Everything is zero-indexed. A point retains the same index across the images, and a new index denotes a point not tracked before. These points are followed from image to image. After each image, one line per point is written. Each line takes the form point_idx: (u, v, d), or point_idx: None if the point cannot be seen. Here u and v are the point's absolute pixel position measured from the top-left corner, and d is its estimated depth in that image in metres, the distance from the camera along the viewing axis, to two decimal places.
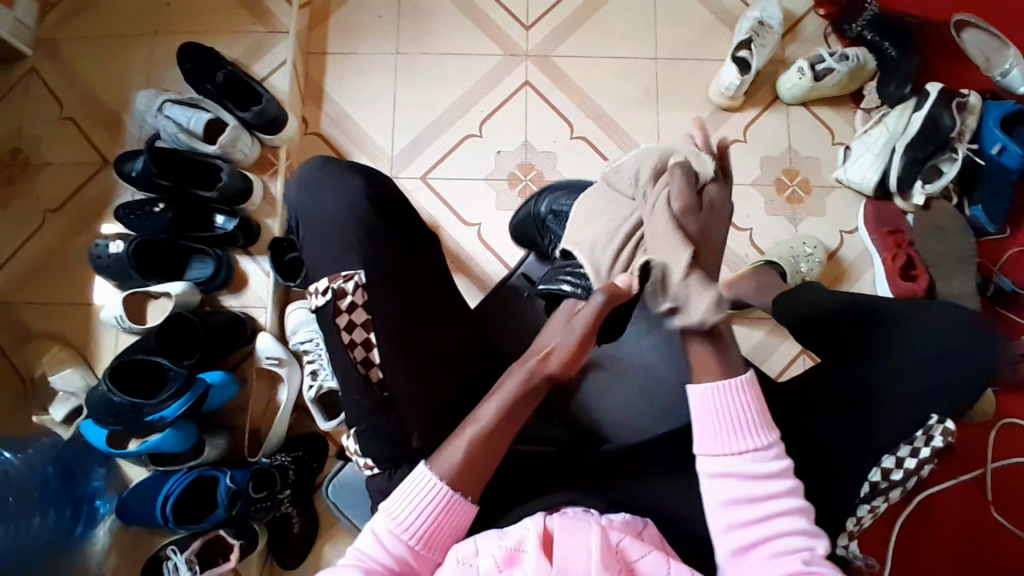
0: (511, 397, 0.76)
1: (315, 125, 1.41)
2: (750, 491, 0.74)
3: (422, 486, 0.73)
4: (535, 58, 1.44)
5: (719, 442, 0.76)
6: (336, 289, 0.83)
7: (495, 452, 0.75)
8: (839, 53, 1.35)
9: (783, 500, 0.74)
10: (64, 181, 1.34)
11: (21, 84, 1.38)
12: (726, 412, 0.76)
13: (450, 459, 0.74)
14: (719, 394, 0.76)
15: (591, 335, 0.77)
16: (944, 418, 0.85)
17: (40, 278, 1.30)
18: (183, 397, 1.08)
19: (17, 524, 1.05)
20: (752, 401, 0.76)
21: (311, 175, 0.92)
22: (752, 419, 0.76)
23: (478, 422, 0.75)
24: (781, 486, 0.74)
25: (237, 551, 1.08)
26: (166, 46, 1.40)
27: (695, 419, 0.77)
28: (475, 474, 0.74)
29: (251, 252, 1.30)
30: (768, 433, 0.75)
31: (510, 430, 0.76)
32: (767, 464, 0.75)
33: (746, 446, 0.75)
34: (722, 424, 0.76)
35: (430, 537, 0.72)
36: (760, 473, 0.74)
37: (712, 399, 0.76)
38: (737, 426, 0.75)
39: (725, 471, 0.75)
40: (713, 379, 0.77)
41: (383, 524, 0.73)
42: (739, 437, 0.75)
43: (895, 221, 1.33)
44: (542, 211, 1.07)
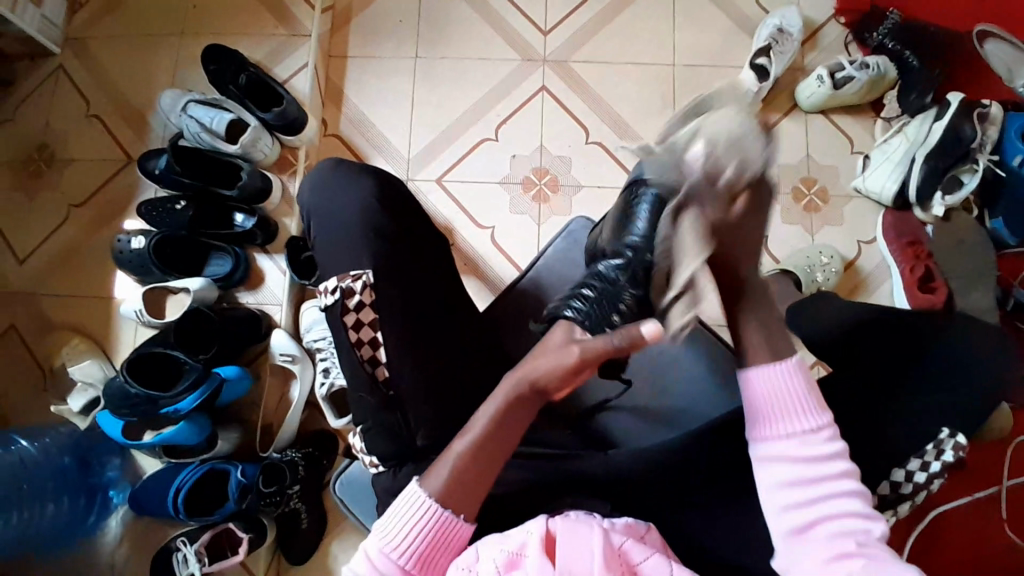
0: (504, 409, 0.72)
1: (334, 127, 1.43)
2: (805, 471, 0.72)
3: (415, 506, 0.71)
4: (552, 63, 1.45)
5: (771, 425, 0.73)
6: (344, 288, 0.84)
7: (494, 456, 0.72)
8: (860, 61, 1.34)
9: (841, 481, 0.71)
10: (88, 178, 1.38)
11: (49, 81, 1.43)
12: (780, 394, 0.73)
13: (443, 472, 0.71)
14: (769, 377, 0.73)
15: (596, 357, 0.71)
16: (956, 432, 0.83)
17: (62, 272, 1.33)
18: (198, 390, 1.10)
19: (30, 510, 1.11)
20: (803, 385, 0.73)
21: (323, 175, 0.93)
22: (803, 401, 0.73)
23: (470, 433, 0.72)
24: (837, 468, 0.72)
25: (247, 543, 1.11)
26: (191, 48, 1.43)
27: (749, 402, 0.74)
28: (466, 488, 0.71)
29: (269, 250, 1.32)
30: (819, 414, 0.73)
31: (508, 435, 0.72)
32: (821, 446, 0.72)
33: (797, 427, 0.72)
34: (773, 404, 0.73)
35: (425, 557, 0.71)
36: (816, 457, 0.72)
37: (767, 383, 0.73)
38: (790, 406, 0.73)
39: (781, 455, 0.73)
40: (762, 363, 0.74)
41: (375, 546, 0.72)
42: (792, 418, 0.73)
43: (914, 232, 1.32)
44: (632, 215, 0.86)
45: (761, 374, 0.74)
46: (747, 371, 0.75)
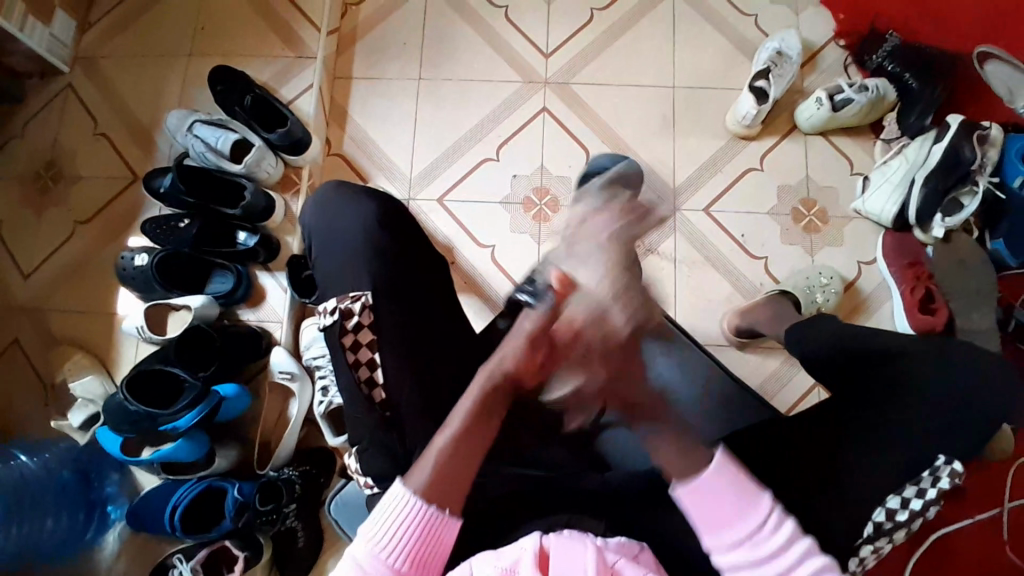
0: (478, 400, 0.75)
1: (337, 146, 1.45)
2: (773, 568, 0.70)
3: (399, 506, 0.70)
4: (554, 84, 1.47)
5: (722, 534, 0.71)
6: (344, 309, 0.84)
7: (474, 450, 0.73)
8: (858, 84, 1.35)
9: (805, 562, 0.71)
10: (95, 195, 1.40)
11: (58, 99, 1.45)
12: (719, 500, 0.71)
13: (426, 469, 0.71)
14: (701, 487, 0.72)
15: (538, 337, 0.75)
16: (952, 460, 0.81)
17: (66, 287, 1.35)
18: (197, 407, 1.10)
19: (30, 525, 1.11)
20: (731, 480, 0.72)
21: (325, 196, 0.94)
22: (739, 497, 0.71)
23: (447, 429, 0.73)
24: (797, 550, 0.71)
25: (243, 561, 1.10)
26: (198, 68, 1.46)
27: (695, 520, 0.72)
28: (451, 484, 0.71)
29: (270, 267, 1.33)
30: (758, 508, 0.71)
31: (484, 427, 0.74)
32: (773, 535, 0.71)
33: (746, 527, 0.71)
34: (718, 513, 0.71)
35: (417, 557, 0.70)
36: (773, 549, 0.71)
37: (705, 489, 0.71)
38: (731, 508, 0.71)
39: (741, 563, 0.71)
40: (689, 477, 0.72)
41: (363, 549, 0.70)
42: (738, 521, 0.71)
43: (914, 253, 1.31)
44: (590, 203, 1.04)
45: (693, 490, 0.72)
46: (681, 489, 0.72)
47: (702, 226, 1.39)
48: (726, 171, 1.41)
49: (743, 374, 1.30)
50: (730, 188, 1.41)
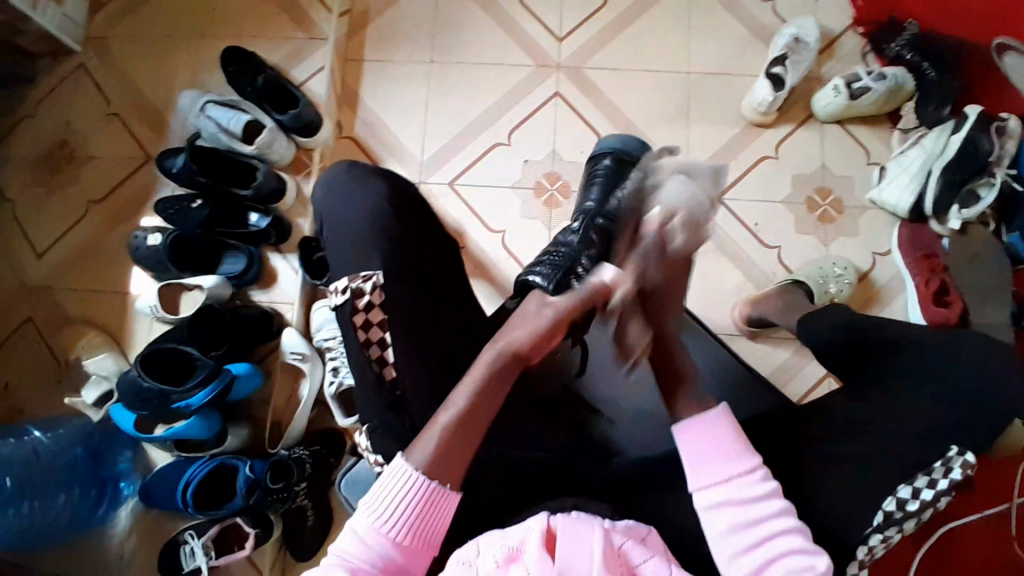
0: (483, 377, 0.74)
1: (349, 129, 1.44)
2: (749, 513, 0.73)
3: (399, 478, 0.72)
4: (567, 69, 1.46)
5: (707, 473, 0.76)
6: (355, 288, 0.85)
7: (480, 422, 0.74)
8: (876, 71, 1.33)
9: (779, 519, 0.72)
10: (108, 175, 1.40)
11: (71, 79, 1.46)
12: (710, 442, 0.77)
13: (429, 446, 0.72)
14: (696, 426, 0.78)
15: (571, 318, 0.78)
16: (965, 450, 0.80)
17: (79, 266, 1.36)
18: (209, 386, 1.11)
19: (40, 499, 1.13)
20: (729, 431, 0.77)
21: (337, 177, 0.94)
22: (730, 445, 0.76)
23: (452, 406, 0.74)
24: (772, 506, 0.73)
25: (253, 539, 1.14)
26: (210, 49, 1.46)
27: (686, 458, 0.77)
28: (453, 459, 0.73)
29: (282, 249, 1.34)
30: (751, 458, 0.76)
31: (488, 404, 0.74)
32: (755, 487, 0.74)
33: (732, 470, 0.75)
34: (708, 453, 0.76)
35: (417, 529, 0.72)
36: (751, 498, 0.74)
37: (699, 429, 0.77)
38: (719, 452, 0.76)
39: (722, 501, 0.74)
40: (691, 415, 0.79)
41: (365, 524, 0.72)
42: (726, 464, 0.75)
43: (930, 245, 1.30)
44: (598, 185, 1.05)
45: (690, 426, 0.78)
46: (680, 424, 0.79)
47: (714, 215, 1.38)
48: (739, 160, 1.40)
49: (753, 364, 1.30)
50: (744, 177, 1.39)
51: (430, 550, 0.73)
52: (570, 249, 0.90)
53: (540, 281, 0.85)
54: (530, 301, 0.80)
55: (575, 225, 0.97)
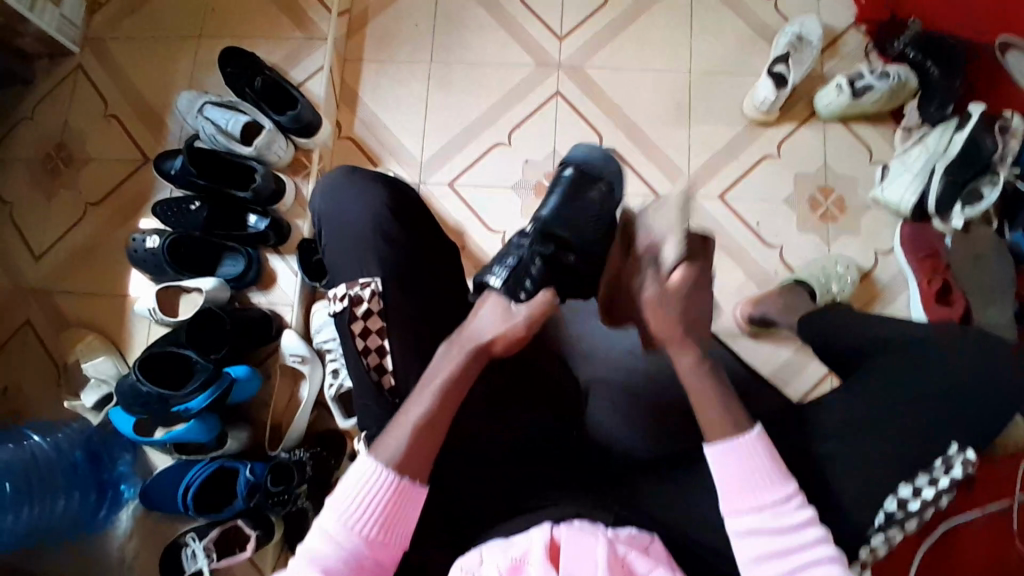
0: (449, 380, 0.75)
1: (348, 129, 1.43)
2: (783, 542, 0.71)
3: (366, 479, 0.73)
4: (567, 68, 1.45)
5: (742, 499, 0.73)
6: (353, 296, 0.84)
7: (446, 409, 0.75)
8: (880, 70, 1.32)
9: (811, 548, 0.71)
10: (106, 177, 1.40)
11: (68, 81, 1.45)
12: (747, 470, 0.73)
13: (396, 445, 0.73)
14: (734, 453, 0.74)
15: (533, 327, 0.78)
16: (966, 448, 0.79)
17: (77, 269, 1.35)
18: (208, 389, 1.11)
19: (39, 504, 1.13)
20: (767, 454, 0.74)
21: (336, 180, 0.93)
22: (767, 470, 0.73)
23: (420, 406, 0.75)
24: (807, 533, 0.71)
25: (253, 542, 1.11)
26: (209, 50, 1.45)
27: (719, 482, 0.74)
28: (419, 456, 0.73)
29: (281, 251, 1.32)
30: (787, 484, 0.73)
31: (451, 408, 0.75)
32: (791, 514, 0.72)
33: (768, 497, 0.72)
34: (745, 479, 0.73)
35: (387, 524, 0.72)
36: (787, 527, 0.71)
37: (734, 455, 0.74)
38: (755, 478, 0.73)
39: (755, 529, 0.72)
40: (726, 440, 0.74)
41: (334, 522, 0.72)
42: (762, 491, 0.73)
43: (932, 244, 1.28)
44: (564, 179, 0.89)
45: (727, 452, 0.74)
46: (715, 448, 0.75)
47: (716, 215, 1.37)
48: (741, 159, 1.39)
49: (755, 364, 1.29)
50: (745, 176, 1.38)
51: (402, 546, 0.73)
52: (523, 255, 0.83)
53: (493, 285, 0.81)
54: (492, 306, 0.79)
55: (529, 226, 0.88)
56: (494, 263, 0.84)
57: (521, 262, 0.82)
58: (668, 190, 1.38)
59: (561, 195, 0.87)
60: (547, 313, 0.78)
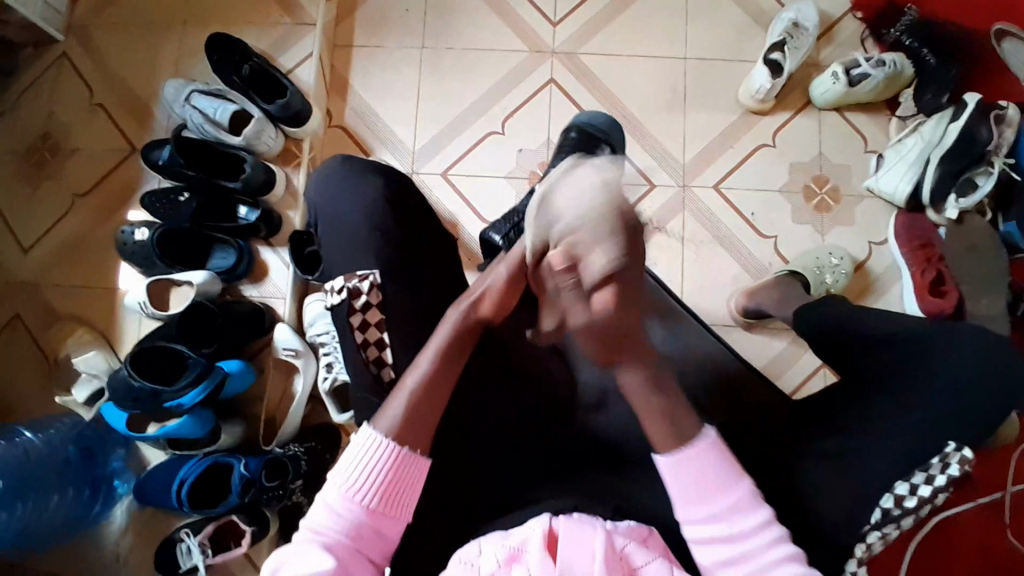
0: (446, 343, 0.76)
1: (338, 118, 1.41)
2: (741, 546, 0.70)
3: (368, 449, 0.72)
4: (561, 55, 1.43)
5: (696, 509, 0.71)
6: (351, 288, 0.83)
7: (446, 374, 0.75)
8: (875, 58, 1.31)
9: (771, 549, 0.70)
10: (93, 167, 1.37)
11: (51, 69, 1.42)
12: (698, 480, 0.71)
13: (396, 410, 0.72)
14: (685, 463, 0.71)
15: (517, 281, 0.77)
16: (962, 446, 0.78)
17: (66, 261, 1.33)
18: (201, 384, 1.10)
19: (35, 504, 1.11)
20: (718, 458, 0.72)
21: (329, 174, 0.92)
22: (720, 475, 0.71)
23: (419, 369, 0.75)
24: (764, 535, 0.71)
25: (248, 537, 1.12)
26: (196, 36, 1.41)
27: (672, 492, 0.72)
28: (417, 428, 0.73)
29: (272, 242, 1.31)
30: (739, 486, 0.72)
31: (451, 373, 0.75)
32: (747, 517, 0.71)
33: (722, 504, 0.71)
34: (699, 488, 0.71)
35: (390, 493, 0.71)
36: (743, 531, 0.71)
37: (686, 467, 0.71)
38: (707, 486, 0.71)
39: (711, 537, 0.71)
40: (673, 450, 0.72)
41: (336, 494, 0.71)
42: (715, 498, 0.71)
43: (926, 235, 1.29)
44: (569, 141, 1.15)
45: (677, 463, 0.71)
46: (664, 459, 0.72)
47: (712, 205, 1.37)
48: (736, 149, 1.38)
49: (750, 355, 1.30)
50: (740, 166, 1.38)
51: (403, 520, 0.72)
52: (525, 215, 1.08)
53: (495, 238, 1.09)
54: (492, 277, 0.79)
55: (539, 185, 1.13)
56: (505, 220, 1.11)
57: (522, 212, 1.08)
58: (663, 180, 1.37)
59: (569, 152, 1.10)
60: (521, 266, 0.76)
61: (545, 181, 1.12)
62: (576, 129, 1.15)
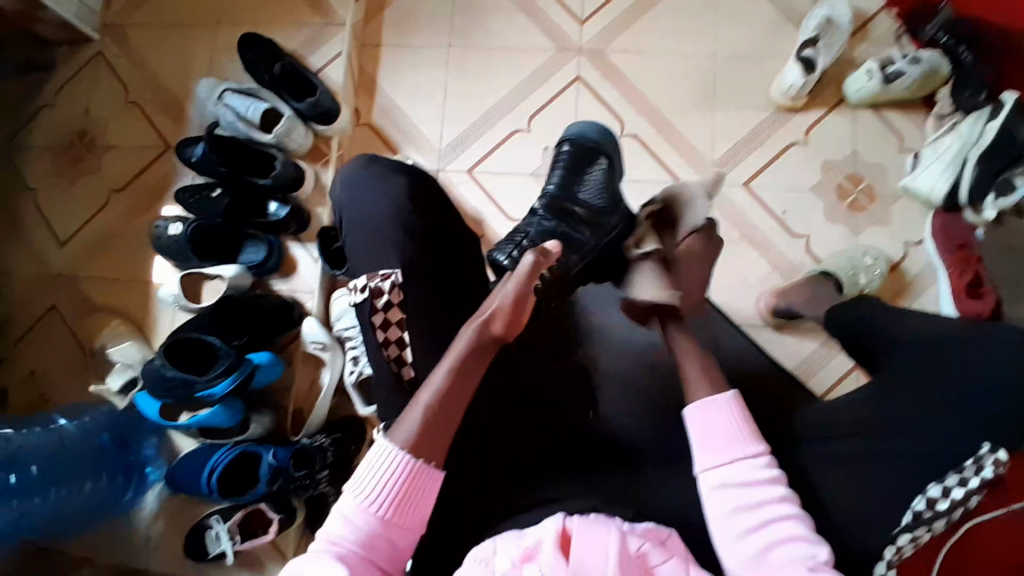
0: (460, 357, 0.77)
1: (367, 116, 1.43)
2: (752, 497, 0.70)
3: (382, 459, 0.72)
4: (587, 52, 1.42)
5: (713, 454, 0.73)
6: (373, 288, 0.83)
7: (461, 390, 0.76)
8: (910, 55, 1.28)
9: (781, 507, 0.70)
10: (129, 164, 1.41)
11: (89, 68, 1.46)
12: (716, 428, 0.74)
13: (411, 424, 0.74)
14: (709, 407, 0.75)
15: (528, 287, 0.81)
16: (997, 448, 0.76)
17: (102, 255, 1.38)
18: (231, 375, 1.12)
19: (69, 488, 1.15)
20: (738, 412, 0.75)
21: (354, 172, 0.92)
22: (737, 429, 0.74)
23: (434, 384, 0.76)
24: (776, 492, 0.71)
25: (275, 525, 1.14)
26: (228, 36, 1.45)
27: (693, 437, 0.75)
28: (434, 437, 0.74)
29: (302, 238, 1.33)
30: (756, 444, 0.73)
31: (466, 388, 0.77)
32: (761, 473, 0.71)
33: (737, 455, 0.72)
34: (717, 433, 0.74)
35: (403, 504, 0.71)
36: (756, 483, 0.71)
37: (709, 407, 0.75)
38: (728, 435, 0.73)
39: (725, 484, 0.72)
40: (702, 397, 0.76)
41: (350, 505, 0.71)
42: (731, 449, 0.73)
43: (964, 235, 1.25)
44: (565, 152, 1.09)
45: (702, 406, 0.75)
46: (693, 402, 0.76)
47: (739, 202, 1.35)
48: (765, 147, 1.36)
49: (777, 356, 1.28)
50: (769, 165, 1.35)
51: (417, 530, 0.72)
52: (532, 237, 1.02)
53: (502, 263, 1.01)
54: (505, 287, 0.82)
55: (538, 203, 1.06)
56: (508, 242, 1.03)
57: (525, 234, 1.02)
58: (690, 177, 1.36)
59: (564, 170, 1.07)
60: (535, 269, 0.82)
61: (543, 198, 1.05)
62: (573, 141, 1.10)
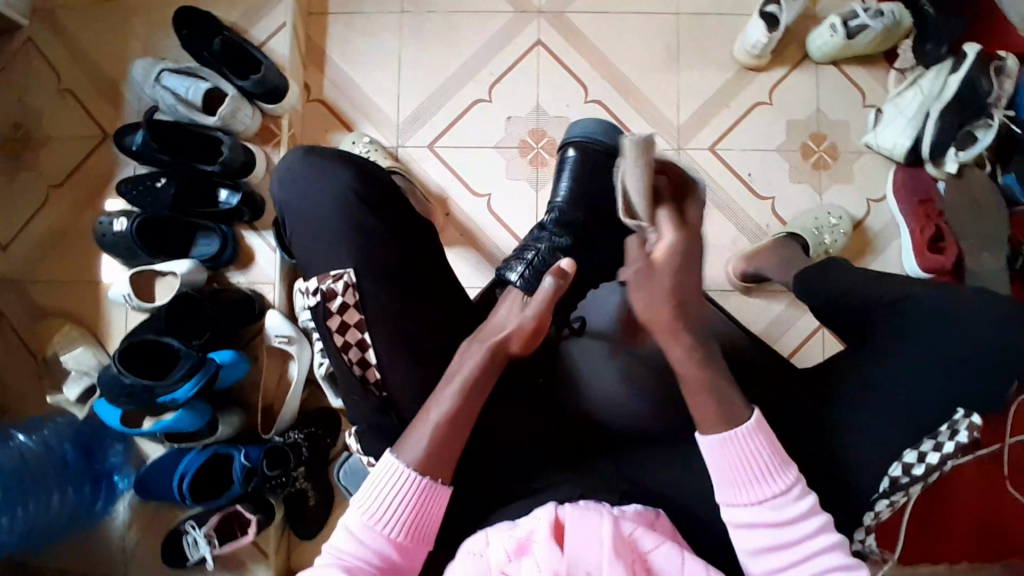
0: (470, 378, 0.75)
1: (317, 91, 1.36)
2: (783, 534, 0.69)
3: (391, 482, 0.71)
4: (548, 14, 1.36)
5: (743, 491, 0.70)
6: (325, 290, 0.79)
7: (470, 410, 0.74)
8: (874, 8, 1.25)
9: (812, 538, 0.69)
10: (66, 157, 1.31)
11: (13, 54, 1.34)
12: (746, 460, 0.70)
13: (419, 443, 0.72)
14: (734, 441, 0.70)
15: (547, 310, 0.79)
16: (970, 414, 0.79)
17: (46, 257, 1.29)
18: (194, 376, 1.08)
19: (36, 502, 1.10)
20: (767, 443, 0.71)
21: (294, 168, 0.85)
22: (769, 462, 0.70)
23: (442, 403, 0.74)
24: (811, 524, 0.69)
25: (254, 525, 1.12)
26: (162, 11, 1.34)
27: (717, 473, 0.71)
28: (446, 453, 0.73)
29: (257, 227, 1.27)
30: (789, 473, 0.70)
31: (477, 399, 0.75)
32: (794, 505, 0.69)
33: (768, 489, 0.69)
34: (744, 469, 0.70)
35: (413, 527, 0.71)
36: (790, 516, 0.69)
37: (741, 441, 0.70)
38: (758, 469, 0.70)
39: (755, 520, 0.69)
40: (721, 430, 0.71)
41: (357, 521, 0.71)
42: (762, 483, 0.70)
43: (926, 189, 1.27)
44: (570, 154, 0.98)
45: (723, 439, 0.70)
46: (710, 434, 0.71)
47: (708, 167, 1.33)
48: (732, 108, 1.34)
49: (749, 320, 1.29)
50: (737, 126, 1.33)
51: (426, 545, 0.73)
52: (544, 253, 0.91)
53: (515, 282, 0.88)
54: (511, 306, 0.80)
55: (546, 217, 0.97)
56: (515, 260, 0.91)
57: (534, 250, 0.92)
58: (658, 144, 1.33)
59: (571, 181, 0.96)
60: (555, 296, 0.79)
61: (551, 206, 0.97)
62: (578, 144, 0.98)
